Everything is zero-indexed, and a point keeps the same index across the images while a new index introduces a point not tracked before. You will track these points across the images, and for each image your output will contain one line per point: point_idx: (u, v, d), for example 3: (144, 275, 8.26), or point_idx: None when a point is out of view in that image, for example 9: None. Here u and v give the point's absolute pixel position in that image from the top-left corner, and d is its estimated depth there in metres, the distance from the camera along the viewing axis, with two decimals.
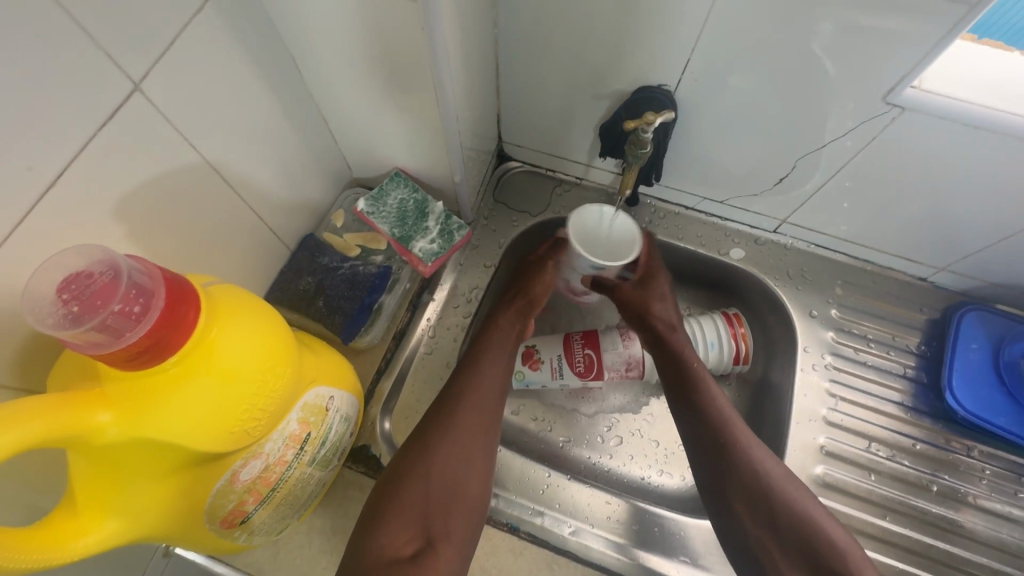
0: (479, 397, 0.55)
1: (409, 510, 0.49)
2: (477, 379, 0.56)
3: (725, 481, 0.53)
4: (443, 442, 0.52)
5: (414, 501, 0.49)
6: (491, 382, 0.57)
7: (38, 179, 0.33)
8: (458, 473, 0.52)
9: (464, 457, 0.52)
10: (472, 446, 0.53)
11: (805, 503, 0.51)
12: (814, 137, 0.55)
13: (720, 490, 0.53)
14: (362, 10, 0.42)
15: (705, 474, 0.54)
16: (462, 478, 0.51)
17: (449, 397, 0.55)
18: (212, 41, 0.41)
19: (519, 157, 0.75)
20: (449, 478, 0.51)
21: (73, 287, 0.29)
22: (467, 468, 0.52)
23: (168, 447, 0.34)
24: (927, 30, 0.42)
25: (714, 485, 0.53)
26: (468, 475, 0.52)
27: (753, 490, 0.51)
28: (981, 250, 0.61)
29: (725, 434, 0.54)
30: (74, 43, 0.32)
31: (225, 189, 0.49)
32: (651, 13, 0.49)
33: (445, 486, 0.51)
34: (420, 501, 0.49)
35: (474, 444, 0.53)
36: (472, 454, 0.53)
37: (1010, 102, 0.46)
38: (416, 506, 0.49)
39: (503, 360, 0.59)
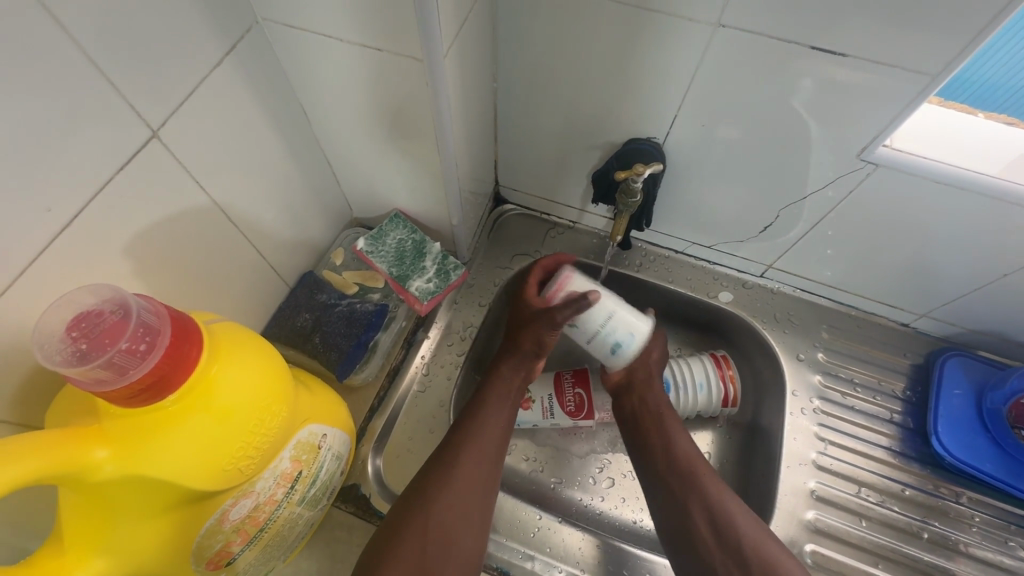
0: (481, 444, 0.56)
1: (405, 554, 0.48)
2: (479, 419, 0.58)
3: (687, 527, 0.54)
4: (444, 489, 0.53)
5: (412, 546, 0.49)
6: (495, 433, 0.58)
7: (55, 221, 0.35)
8: (456, 522, 0.52)
9: (464, 498, 0.53)
10: (471, 494, 0.53)
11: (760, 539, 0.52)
12: (796, 188, 0.58)
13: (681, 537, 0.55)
14: (371, 65, 0.45)
15: (664, 519, 0.56)
16: (460, 524, 0.52)
17: (455, 447, 0.56)
18: (228, 90, 0.44)
19: (515, 201, 0.78)
20: (449, 526, 0.51)
21: (82, 325, 0.31)
22: (466, 515, 0.52)
23: (162, 484, 0.34)
24: (895, 95, 0.45)
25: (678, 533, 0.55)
26: (468, 522, 0.52)
27: (708, 531, 0.53)
28: (959, 298, 0.63)
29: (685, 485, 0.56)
30: (100, 92, 0.35)
31: (231, 228, 0.50)
32: (640, 73, 0.53)
33: (443, 532, 0.51)
34: (418, 547, 0.49)
35: (473, 491, 0.54)
36: (472, 496, 0.53)
37: (974, 161, 0.49)
38: (413, 552, 0.49)
39: (512, 399, 0.61)
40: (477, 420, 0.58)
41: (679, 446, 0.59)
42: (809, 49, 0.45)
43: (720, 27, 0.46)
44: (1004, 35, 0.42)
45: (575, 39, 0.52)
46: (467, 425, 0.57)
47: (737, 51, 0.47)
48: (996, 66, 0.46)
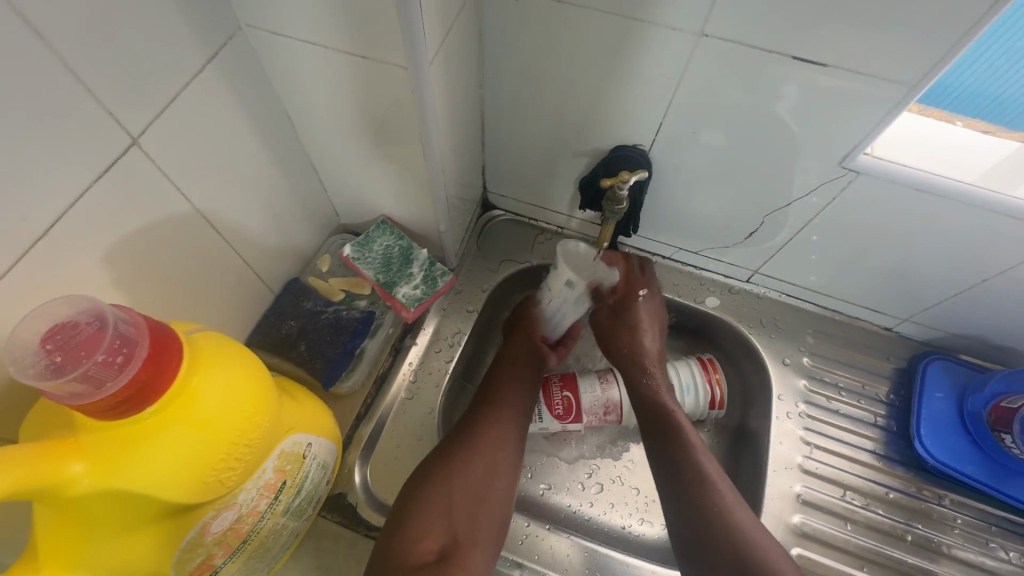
0: (502, 413, 0.59)
1: (433, 511, 0.51)
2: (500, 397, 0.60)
3: (697, 532, 0.52)
4: (469, 452, 0.55)
5: (441, 503, 0.51)
6: (516, 405, 0.60)
7: (30, 230, 0.34)
8: (482, 482, 0.53)
9: (489, 467, 0.54)
10: (495, 458, 0.55)
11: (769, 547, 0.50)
12: (780, 195, 0.59)
13: (690, 543, 0.52)
14: (357, 73, 0.45)
15: (675, 522, 0.54)
16: (485, 487, 0.53)
17: (477, 414, 0.58)
18: (211, 97, 0.44)
19: (503, 207, 0.78)
20: (474, 486, 0.53)
21: (57, 338, 0.30)
22: (491, 478, 0.54)
23: (141, 497, 0.33)
24: (875, 104, 0.46)
25: (688, 537, 0.53)
26: (493, 484, 0.54)
27: (725, 529, 0.51)
28: (940, 303, 0.64)
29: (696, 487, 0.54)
30: (77, 100, 0.34)
31: (215, 235, 0.50)
32: (626, 81, 0.53)
33: (471, 492, 0.53)
34: (445, 502, 0.52)
35: (496, 453, 0.55)
36: (497, 466, 0.55)
37: (952, 169, 0.50)
38: (440, 508, 0.51)
39: (529, 380, 0.63)
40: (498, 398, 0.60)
41: (687, 443, 0.57)
42: (791, 58, 0.45)
43: (704, 36, 0.46)
44: (988, 39, 0.43)
45: (561, 46, 0.52)
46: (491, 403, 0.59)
47: (721, 59, 0.48)
48: (977, 74, 0.47)
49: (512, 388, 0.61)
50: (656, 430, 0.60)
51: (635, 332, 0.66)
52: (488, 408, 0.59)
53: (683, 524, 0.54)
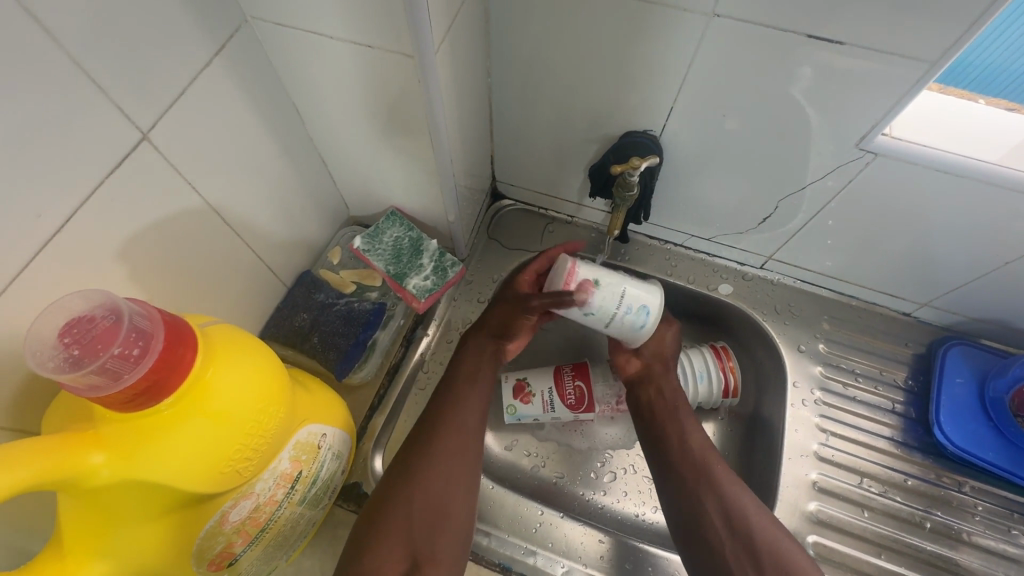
0: (461, 421, 0.57)
1: (393, 535, 0.50)
2: (456, 405, 0.58)
3: (700, 525, 0.53)
4: (425, 469, 0.53)
5: (400, 524, 0.50)
6: (477, 410, 0.58)
7: (46, 226, 0.35)
8: (442, 497, 0.52)
9: (448, 483, 0.53)
10: (455, 470, 0.54)
11: (775, 531, 0.51)
12: (796, 178, 0.57)
13: (697, 534, 0.53)
14: (364, 63, 0.45)
15: (672, 516, 0.55)
16: (444, 504, 0.52)
17: (430, 424, 0.56)
18: (219, 90, 0.44)
19: (512, 196, 0.77)
20: (432, 504, 0.52)
21: (75, 331, 0.30)
22: (451, 491, 0.53)
23: (160, 487, 0.34)
24: (895, 82, 0.45)
25: (688, 529, 0.54)
26: (455, 497, 0.53)
27: (730, 522, 0.52)
28: (960, 287, 0.63)
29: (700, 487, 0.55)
30: (89, 96, 0.34)
31: (226, 229, 0.50)
32: (635, 65, 0.52)
33: (430, 508, 0.52)
34: (404, 526, 0.50)
35: (455, 468, 0.54)
36: (455, 481, 0.53)
37: (974, 148, 0.49)
38: (400, 529, 0.50)
39: (485, 387, 0.61)
40: (452, 408, 0.58)
41: (694, 450, 0.57)
42: (806, 37, 0.44)
43: (716, 17, 0.45)
44: (1007, 18, 0.42)
45: (568, 31, 0.51)
46: (448, 412, 0.57)
47: (733, 40, 0.47)
48: (997, 52, 0.45)
49: (469, 391, 0.59)
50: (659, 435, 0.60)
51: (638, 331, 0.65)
52: (447, 417, 0.57)
53: (690, 520, 0.54)
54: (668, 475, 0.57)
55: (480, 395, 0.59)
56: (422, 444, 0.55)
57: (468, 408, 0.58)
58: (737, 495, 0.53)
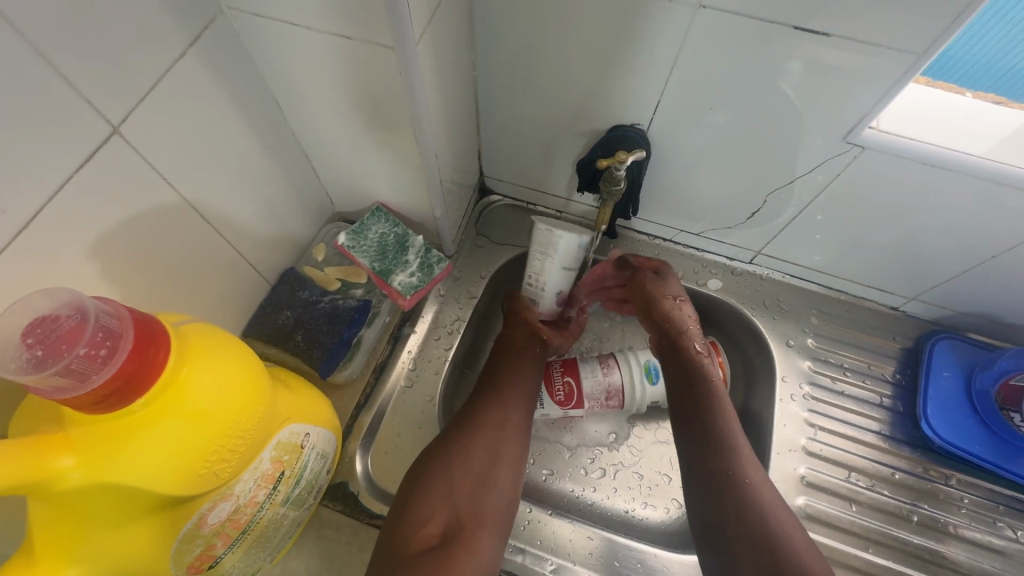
0: (506, 396, 0.59)
1: (438, 497, 0.51)
2: (503, 382, 0.60)
3: (727, 530, 0.50)
4: (471, 436, 0.55)
5: (445, 487, 0.52)
6: (521, 386, 0.60)
7: (11, 224, 0.34)
8: (486, 463, 0.54)
9: (494, 451, 0.55)
10: (498, 441, 0.55)
11: (794, 537, 0.48)
12: (784, 172, 0.57)
13: (720, 537, 0.50)
14: (344, 55, 0.44)
15: (699, 517, 0.53)
16: (489, 471, 0.54)
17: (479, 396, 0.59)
18: (194, 83, 0.43)
19: (500, 191, 0.77)
20: (478, 471, 0.54)
21: (38, 331, 0.29)
22: (495, 459, 0.55)
23: (134, 490, 0.33)
24: (882, 74, 0.44)
25: (715, 532, 0.51)
26: (498, 466, 0.54)
27: (753, 526, 0.49)
28: (947, 281, 0.63)
29: (736, 496, 0.51)
30: (54, 89, 0.33)
31: (205, 226, 0.49)
32: (621, 58, 0.52)
33: (474, 473, 0.53)
34: (449, 489, 0.52)
35: (501, 438, 0.56)
36: (502, 450, 0.55)
37: (961, 141, 0.49)
38: (444, 492, 0.52)
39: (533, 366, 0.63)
40: (499, 384, 0.60)
41: (736, 454, 0.53)
42: (792, 29, 0.44)
43: (701, 8, 0.45)
44: (992, 12, 0.42)
45: (554, 24, 0.51)
46: (494, 387, 0.59)
47: (719, 32, 0.46)
48: (985, 47, 0.45)
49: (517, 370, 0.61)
50: (697, 429, 0.56)
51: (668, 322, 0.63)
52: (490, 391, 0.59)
53: (710, 519, 0.51)
54: (704, 475, 0.53)
55: (527, 379, 0.61)
56: (470, 415, 0.57)
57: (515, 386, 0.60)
58: (769, 507, 0.50)
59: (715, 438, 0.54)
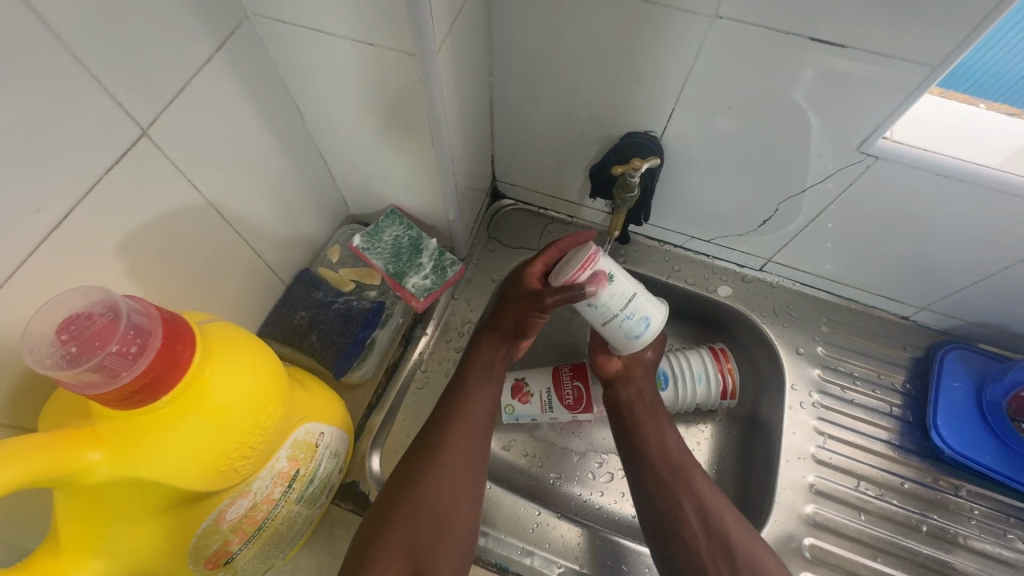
0: (466, 425, 0.56)
1: (395, 545, 0.49)
2: (464, 410, 0.57)
3: (675, 529, 0.53)
4: (429, 477, 0.53)
5: (403, 535, 0.50)
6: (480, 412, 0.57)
7: (45, 222, 0.35)
8: (446, 506, 0.52)
9: (453, 491, 0.53)
10: (460, 480, 0.53)
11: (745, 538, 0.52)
12: (796, 182, 0.58)
13: (672, 536, 0.54)
14: (364, 61, 0.45)
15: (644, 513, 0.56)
16: (449, 513, 0.52)
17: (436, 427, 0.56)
18: (219, 87, 0.44)
19: (512, 196, 0.77)
20: (437, 514, 0.51)
21: (72, 328, 0.30)
22: (456, 499, 0.53)
23: (157, 485, 0.34)
24: (896, 87, 0.45)
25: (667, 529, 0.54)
26: (456, 505, 0.52)
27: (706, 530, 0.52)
28: (959, 291, 0.63)
29: (687, 499, 0.55)
30: (89, 92, 0.34)
31: (225, 226, 0.50)
32: (636, 67, 0.52)
33: (433, 520, 0.51)
34: (407, 536, 0.50)
35: (461, 475, 0.54)
36: (461, 487, 0.53)
37: (974, 152, 0.49)
38: (402, 541, 0.49)
39: (495, 386, 0.60)
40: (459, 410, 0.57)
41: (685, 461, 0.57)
42: (808, 40, 0.44)
43: (717, 19, 0.45)
44: (1009, 21, 0.42)
45: (570, 32, 0.51)
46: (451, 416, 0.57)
47: (734, 43, 0.47)
48: (992, 58, 0.46)
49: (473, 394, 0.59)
50: (646, 447, 0.59)
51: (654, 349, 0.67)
52: (451, 423, 0.56)
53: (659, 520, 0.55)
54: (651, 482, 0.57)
55: (485, 403, 0.58)
56: (427, 453, 0.54)
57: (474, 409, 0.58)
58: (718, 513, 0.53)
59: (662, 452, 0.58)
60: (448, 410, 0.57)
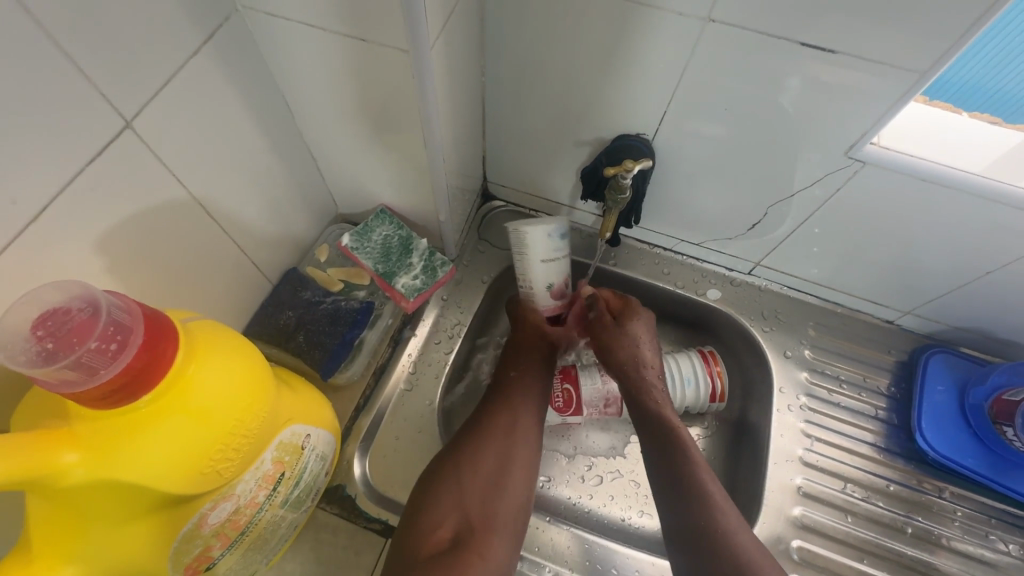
0: (511, 405, 0.59)
1: (445, 503, 0.52)
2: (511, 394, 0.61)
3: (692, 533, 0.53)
4: (477, 444, 0.56)
5: (452, 494, 0.52)
6: (530, 391, 0.61)
7: (20, 215, 0.33)
8: (496, 468, 0.55)
9: (500, 457, 0.55)
10: (506, 448, 0.56)
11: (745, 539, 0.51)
12: (785, 186, 0.58)
13: (688, 539, 0.53)
14: (355, 57, 0.44)
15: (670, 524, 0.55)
16: (497, 476, 0.54)
17: (484, 407, 0.60)
18: (206, 80, 0.43)
19: (503, 197, 0.77)
20: (486, 475, 0.54)
21: (49, 324, 0.29)
22: (506, 464, 0.55)
23: (137, 488, 0.33)
24: (884, 94, 0.45)
25: (684, 532, 0.53)
26: (508, 468, 0.55)
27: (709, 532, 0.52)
28: (943, 295, 0.64)
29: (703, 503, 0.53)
30: (69, 81, 0.33)
31: (210, 223, 0.49)
32: (629, 69, 0.52)
33: (483, 480, 0.54)
34: (457, 493, 0.52)
35: (508, 444, 0.56)
36: (510, 454, 0.56)
37: (958, 158, 0.50)
38: (452, 499, 0.52)
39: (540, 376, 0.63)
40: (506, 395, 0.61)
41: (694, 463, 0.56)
42: (799, 46, 0.44)
43: (710, 22, 0.45)
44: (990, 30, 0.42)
45: (564, 33, 0.51)
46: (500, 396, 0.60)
47: (727, 47, 0.47)
48: (975, 68, 0.46)
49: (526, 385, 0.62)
50: (657, 448, 0.58)
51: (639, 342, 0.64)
52: (501, 398, 0.60)
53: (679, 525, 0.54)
54: (665, 485, 0.56)
55: (533, 389, 0.61)
56: (473, 426, 0.58)
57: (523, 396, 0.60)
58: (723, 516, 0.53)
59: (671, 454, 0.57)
60: (496, 394, 0.61)
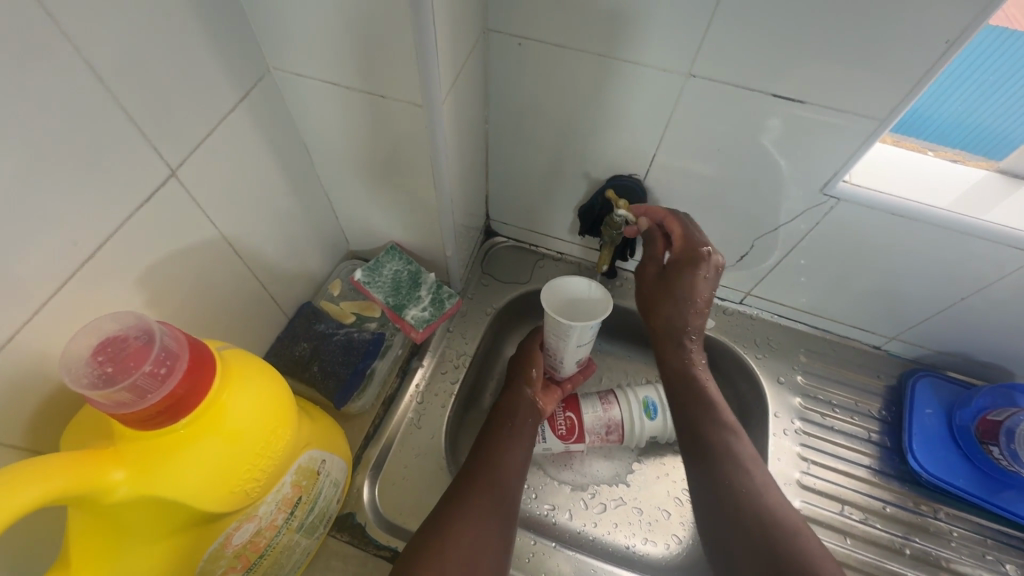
0: (496, 469, 0.55)
1: None
2: (496, 455, 0.57)
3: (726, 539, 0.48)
4: (460, 518, 0.50)
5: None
6: (512, 462, 0.57)
7: (79, 253, 0.37)
8: (476, 546, 0.48)
9: (482, 532, 0.49)
10: (486, 520, 0.50)
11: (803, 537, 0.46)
12: (769, 220, 0.63)
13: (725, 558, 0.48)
14: (374, 111, 0.49)
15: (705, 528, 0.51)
16: (478, 554, 0.48)
17: (468, 471, 0.55)
18: (241, 132, 0.48)
19: (505, 233, 0.81)
20: (467, 555, 0.47)
21: (108, 350, 0.33)
22: (485, 544, 0.49)
23: (174, 505, 0.35)
24: (850, 136, 0.51)
25: (722, 547, 0.49)
26: (484, 551, 0.48)
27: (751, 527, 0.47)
28: (925, 321, 0.67)
29: (738, 526, 0.48)
30: (128, 137, 0.38)
31: (236, 260, 0.53)
32: (620, 118, 0.58)
33: (465, 561, 0.47)
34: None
35: (490, 516, 0.51)
36: (489, 527, 0.50)
37: (923, 194, 0.54)
38: None
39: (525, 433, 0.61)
40: (493, 456, 0.57)
41: (756, 503, 0.48)
42: (771, 97, 0.50)
43: (691, 78, 0.51)
44: (962, 66, 0.48)
45: (561, 86, 0.57)
46: (484, 459, 0.56)
47: (707, 98, 0.52)
48: (955, 106, 0.52)
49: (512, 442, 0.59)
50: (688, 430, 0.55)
51: (684, 305, 0.57)
52: (483, 467, 0.55)
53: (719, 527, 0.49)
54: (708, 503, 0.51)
55: (519, 446, 0.59)
56: (455, 494, 0.53)
57: (510, 458, 0.57)
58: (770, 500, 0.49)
59: (721, 473, 0.51)
60: (482, 455, 0.57)
